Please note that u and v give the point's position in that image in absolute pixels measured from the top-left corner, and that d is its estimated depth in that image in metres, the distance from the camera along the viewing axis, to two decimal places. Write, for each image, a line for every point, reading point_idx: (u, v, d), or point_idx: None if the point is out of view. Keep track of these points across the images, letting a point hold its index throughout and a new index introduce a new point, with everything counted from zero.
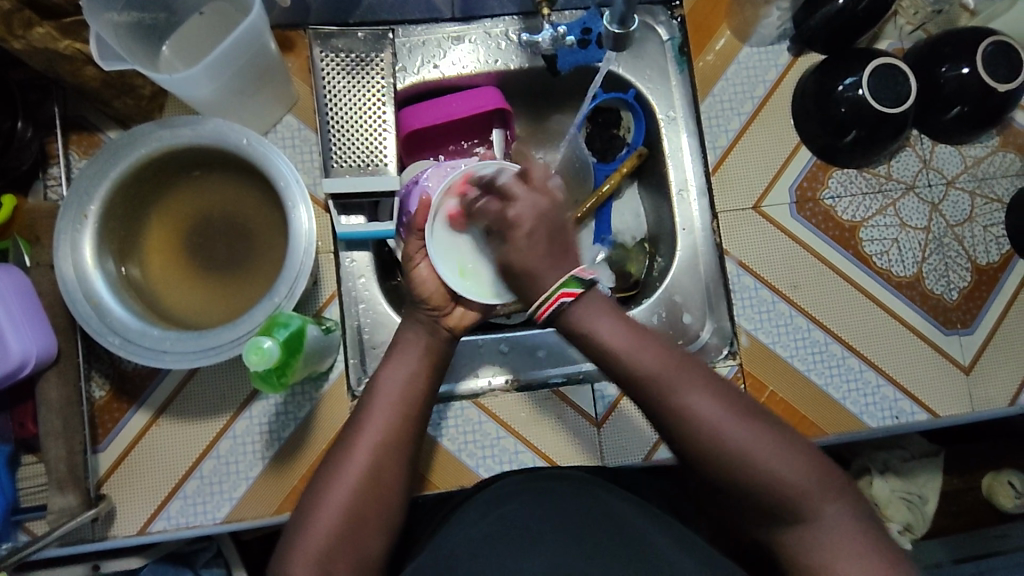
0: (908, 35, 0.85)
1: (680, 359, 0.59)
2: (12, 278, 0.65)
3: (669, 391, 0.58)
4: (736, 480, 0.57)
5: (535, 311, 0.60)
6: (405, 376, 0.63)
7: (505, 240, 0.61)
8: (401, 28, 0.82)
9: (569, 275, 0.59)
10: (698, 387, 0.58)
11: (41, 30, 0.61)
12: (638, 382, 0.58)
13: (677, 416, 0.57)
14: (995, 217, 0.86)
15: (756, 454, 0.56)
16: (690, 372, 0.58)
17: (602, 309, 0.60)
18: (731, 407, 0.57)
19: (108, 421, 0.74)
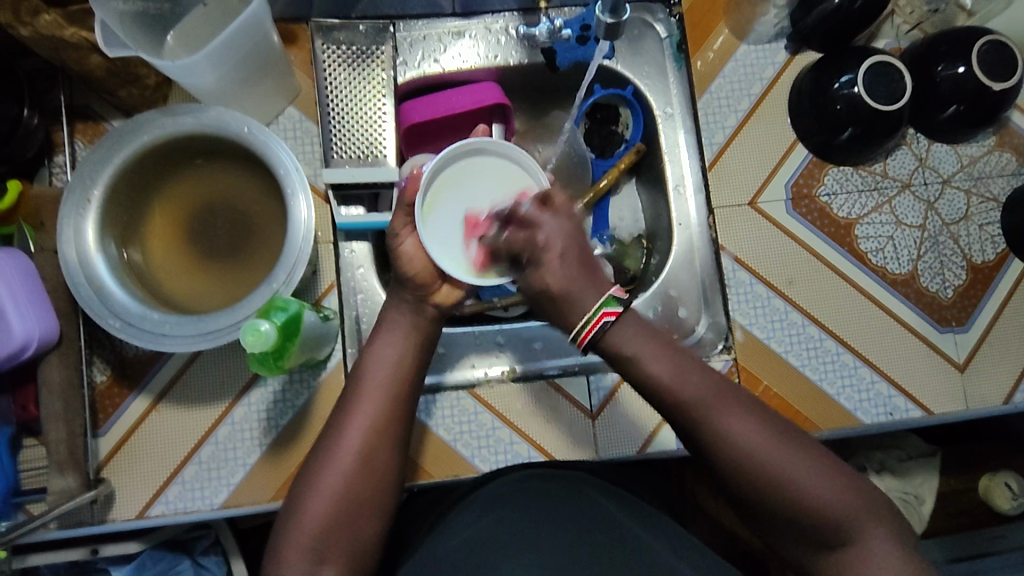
0: (905, 34, 0.86)
1: (719, 384, 0.57)
2: (17, 262, 0.66)
3: (708, 415, 0.55)
4: (778, 510, 0.54)
5: (575, 337, 0.56)
6: (400, 362, 0.63)
7: (531, 262, 0.58)
8: (402, 23, 0.84)
9: (607, 294, 0.56)
10: (737, 412, 0.55)
11: (48, 17, 0.63)
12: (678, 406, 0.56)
13: (719, 445, 0.55)
14: (991, 216, 0.86)
15: (801, 481, 0.53)
16: (732, 397, 0.56)
17: (640, 333, 0.57)
18: (776, 435, 0.55)
19: (109, 406, 0.75)
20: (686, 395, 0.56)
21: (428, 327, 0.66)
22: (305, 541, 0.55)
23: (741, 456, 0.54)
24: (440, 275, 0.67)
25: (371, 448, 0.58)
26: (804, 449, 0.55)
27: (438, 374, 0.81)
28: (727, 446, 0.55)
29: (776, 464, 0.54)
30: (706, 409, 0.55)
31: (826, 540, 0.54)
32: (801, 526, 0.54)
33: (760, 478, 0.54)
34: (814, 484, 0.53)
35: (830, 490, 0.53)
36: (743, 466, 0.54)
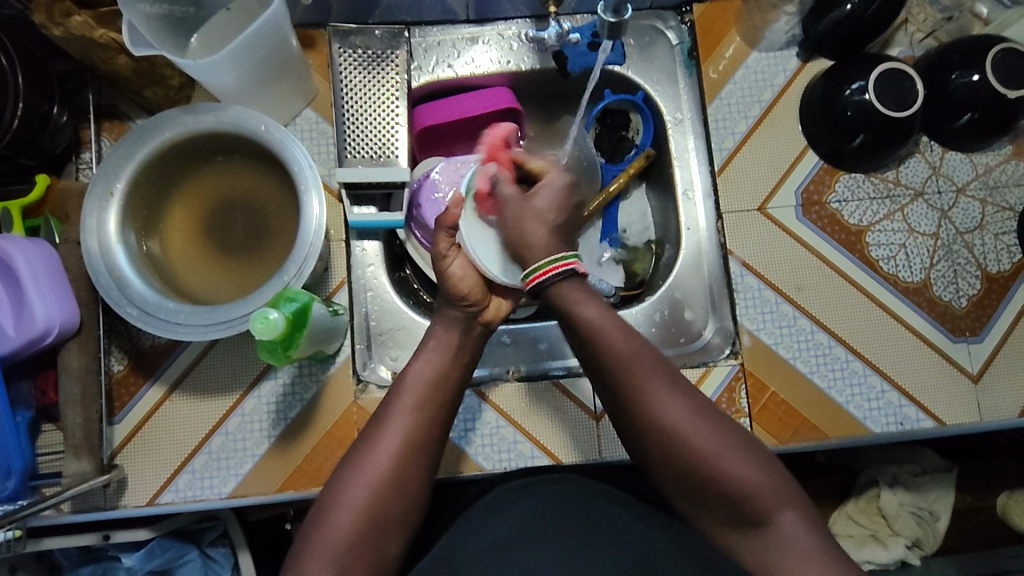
0: (919, 43, 0.86)
1: (650, 356, 0.59)
2: (41, 251, 0.69)
3: (636, 387, 0.58)
4: (690, 481, 0.58)
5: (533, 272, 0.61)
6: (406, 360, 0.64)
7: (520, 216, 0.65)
8: (418, 29, 0.86)
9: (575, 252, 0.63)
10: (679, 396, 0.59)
11: (79, 19, 0.66)
12: (606, 372, 0.59)
13: (642, 415, 0.58)
14: (1007, 225, 0.85)
15: (713, 454, 0.57)
16: (662, 373, 0.59)
17: (584, 296, 0.61)
18: (697, 410, 0.58)
19: (125, 394, 0.77)
20: (616, 360, 0.59)
21: (448, 331, 0.67)
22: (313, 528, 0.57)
23: (659, 427, 0.58)
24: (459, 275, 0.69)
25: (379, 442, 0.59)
26: (723, 427, 0.58)
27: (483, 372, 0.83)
28: (648, 415, 0.58)
29: (693, 436, 0.57)
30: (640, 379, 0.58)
31: (736, 514, 0.57)
32: (710, 498, 0.57)
33: (675, 450, 0.57)
34: (726, 459, 0.56)
35: (740, 466, 0.56)
36: (663, 436, 0.58)
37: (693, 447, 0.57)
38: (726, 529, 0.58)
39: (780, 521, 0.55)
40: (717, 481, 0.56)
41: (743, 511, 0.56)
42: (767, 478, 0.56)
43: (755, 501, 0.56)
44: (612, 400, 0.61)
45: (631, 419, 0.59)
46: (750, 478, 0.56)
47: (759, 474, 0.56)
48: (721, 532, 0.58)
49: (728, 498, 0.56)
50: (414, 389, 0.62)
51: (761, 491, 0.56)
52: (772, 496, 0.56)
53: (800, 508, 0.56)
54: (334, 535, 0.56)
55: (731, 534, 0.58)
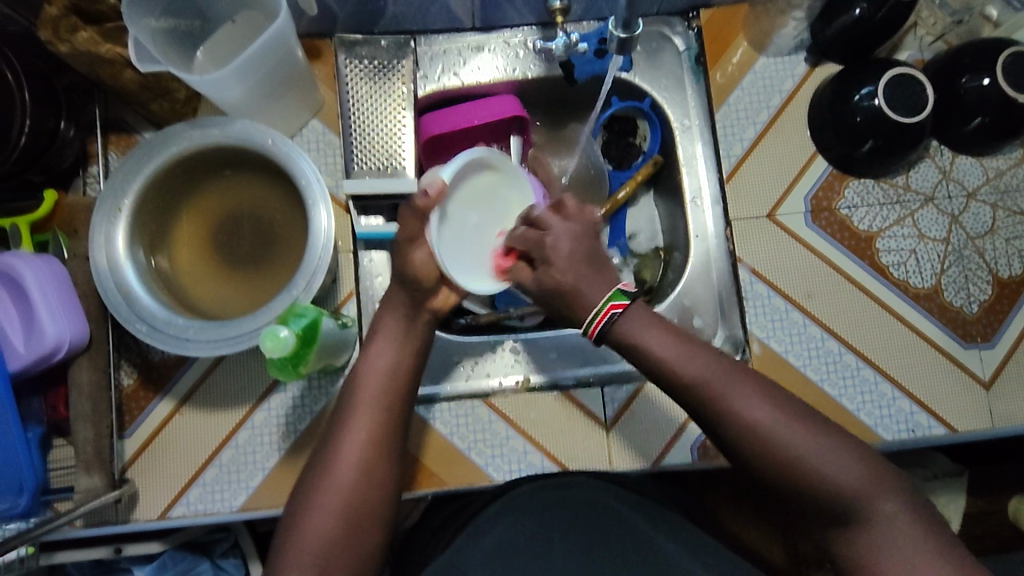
0: (928, 46, 0.86)
1: (729, 364, 0.58)
2: (51, 268, 0.68)
3: (719, 403, 0.56)
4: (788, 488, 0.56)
5: (586, 329, 0.58)
6: (388, 361, 0.63)
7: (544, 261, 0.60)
8: (423, 38, 0.86)
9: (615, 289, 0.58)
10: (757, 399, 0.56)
11: (85, 35, 0.66)
12: (688, 391, 0.57)
13: (732, 432, 0.56)
14: (1018, 229, 0.84)
15: (806, 457, 0.54)
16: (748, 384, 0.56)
17: (652, 320, 0.59)
18: (785, 412, 0.55)
19: (135, 408, 0.77)
20: (696, 380, 0.57)
21: None
22: (292, 529, 0.57)
23: (750, 443, 0.55)
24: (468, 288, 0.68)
25: (359, 445, 0.60)
26: (813, 423, 0.55)
27: (434, 385, 0.81)
28: (737, 432, 0.56)
29: (787, 443, 0.54)
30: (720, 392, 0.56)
31: (838, 517, 0.54)
32: (811, 502, 0.55)
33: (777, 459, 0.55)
34: (821, 457, 0.54)
35: (837, 463, 0.54)
36: (756, 450, 0.55)
37: (789, 457, 0.54)
38: (829, 530, 0.56)
39: (886, 516, 0.53)
40: (817, 485, 0.54)
41: (844, 513, 0.54)
42: (863, 473, 0.54)
43: (854, 500, 0.53)
44: (699, 420, 0.58)
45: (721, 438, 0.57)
46: (847, 475, 0.54)
47: (856, 470, 0.54)
48: (824, 533, 0.56)
49: (828, 500, 0.54)
50: (388, 391, 0.63)
51: (860, 488, 0.53)
52: (873, 491, 0.53)
53: (901, 502, 0.54)
54: (316, 535, 0.56)
55: (835, 538, 0.56)
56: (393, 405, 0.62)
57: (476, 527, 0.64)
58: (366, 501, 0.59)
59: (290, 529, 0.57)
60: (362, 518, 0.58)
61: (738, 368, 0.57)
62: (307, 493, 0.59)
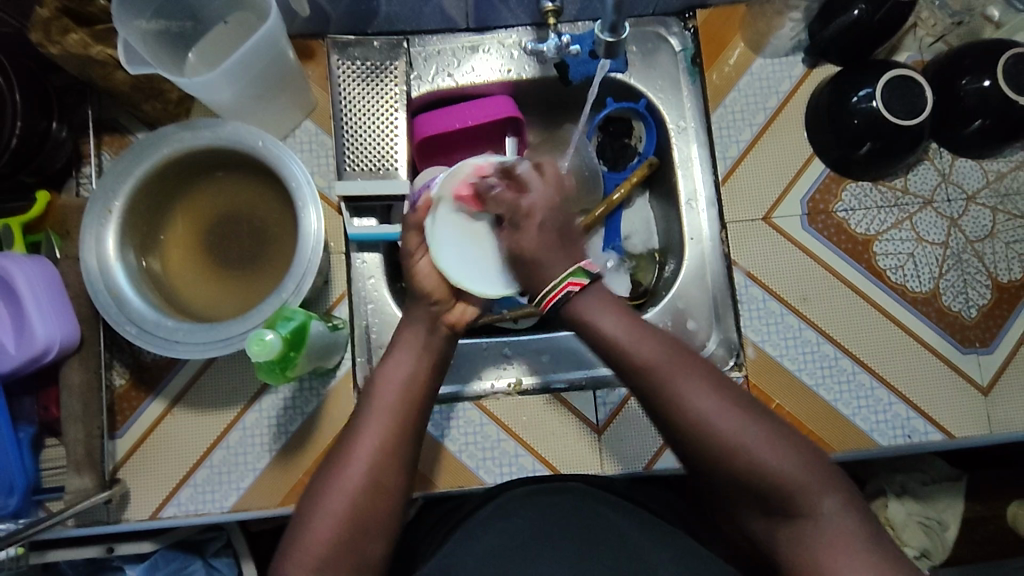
0: (928, 47, 0.84)
1: (675, 351, 0.58)
2: (41, 269, 0.68)
3: (661, 382, 0.57)
4: (724, 472, 0.56)
5: (541, 299, 0.61)
6: (403, 372, 0.63)
7: (515, 227, 0.64)
8: (417, 38, 0.85)
9: (576, 266, 0.61)
10: (693, 381, 0.57)
11: (75, 37, 0.66)
12: (633, 369, 0.58)
13: (674, 413, 0.57)
14: (1018, 234, 0.83)
15: (744, 444, 0.55)
16: (687, 365, 0.58)
17: (604, 303, 0.60)
18: (728, 402, 0.56)
19: (127, 408, 0.77)
20: (640, 362, 0.58)
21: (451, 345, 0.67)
22: (296, 540, 0.57)
23: (691, 423, 0.56)
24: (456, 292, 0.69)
25: (367, 456, 0.59)
26: (754, 414, 0.57)
27: (454, 384, 0.82)
28: (680, 411, 0.56)
29: (726, 428, 0.55)
30: (657, 376, 0.57)
31: (771, 503, 0.55)
32: (747, 487, 0.56)
33: (708, 443, 0.56)
34: (759, 444, 0.55)
35: (773, 451, 0.55)
36: (698, 432, 0.56)
37: (723, 441, 0.55)
38: (767, 520, 0.57)
39: (820, 506, 0.54)
40: (752, 469, 0.55)
41: (778, 500, 0.55)
42: (800, 463, 0.55)
43: (788, 487, 0.54)
44: (645, 402, 0.59)
45: (665, 419, 0.57)
46: (784, 463, 0.55)
47: (793, 457, 0.55)
48: (760, 523, 0.57)
49: (762, 485, 0.55)
50: (396, 401, 0.61)
51: (795, 476, 0.54)
52: (808, 479, 0.55)
53: (836, 491, 0.55)
54: (321, 545, 0.56)
55: (769, 526, 0.56)
56: (401, 416, 0.61)
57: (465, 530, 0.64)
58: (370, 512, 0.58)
59: (294, 540, 0.57)
60: (366, 528, 0.57)
61: (683, 355, 0.58)
62: (313, 504, 0.58)
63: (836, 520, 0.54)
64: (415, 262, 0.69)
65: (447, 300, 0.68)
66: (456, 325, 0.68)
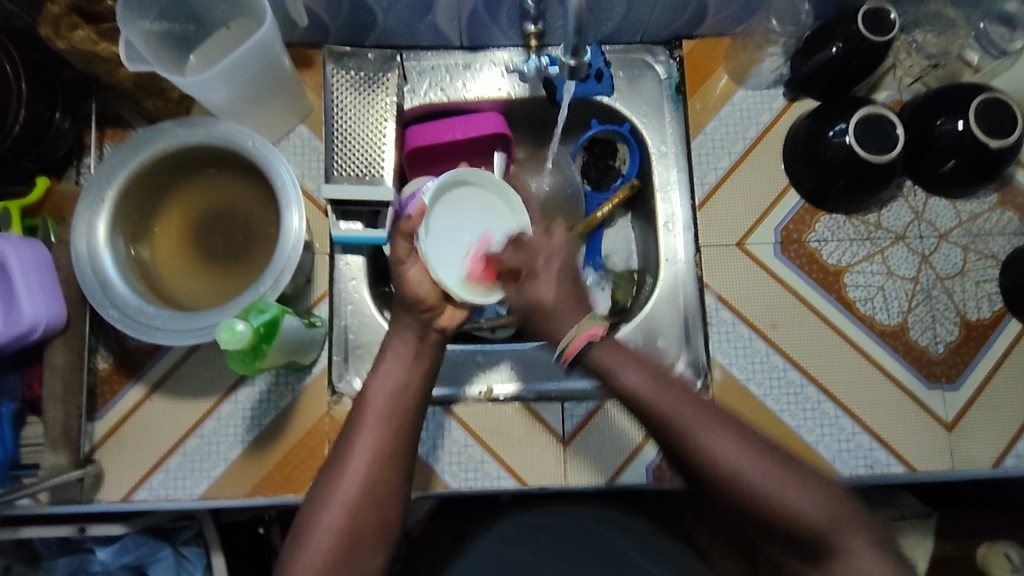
0: (907, 88, 0.86)
1: (702, 404, 0.59)
2: (35, 252, 0.71)
3: (686, 436, 0.58)
4: (757, 521, 0.58)
5: (563, 348, 0.61)
6: (395, 383, 0.65)
7: (533, 275, 0.65)
8: (412, 54, 0.89)
9: (591, 315, 0.62)
10: (717, 431, 0.58)
11: (81, 33, 0.69)
12: (656, 421, 0.59)
13: (704, 468, 0.58)
14: (988, 273, 0.85)
15: (773, 493, 0.56)
16: (711, 414, 0.59)
17: (626, 356, 0.61)
18: (756, 449, 0.58)
19: (108, 391, 0.80)
20: (666, 417, 0.59)
21: (416, 345, 0.68)
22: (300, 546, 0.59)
23: (722, 478, 0.57)
24: (445, 297, 0.71)
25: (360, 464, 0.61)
26: (779, 460, 0.58)
27: None
28: (705, 464, 0.58)
29: (751, 478, 0.57)
30: (686, 432, 0.58)
31: (801, 546, 0.57)
32: (775, 531, 0.58)
33: (739, 493, 0.57)
34: (792, 495, 0.56)
35: (801, 497, 0.56)
36: (726, 484, 0.57)
37: (758, 493, 0.56)
38: (806, 565, 0.59)
39: (851, 548, 0.56)
40: (782, 516, 0.56)
41: (808, 541, 0.56)
42: (830, 504, 0.56)
43: (820, 531, 0.56)
44: (672, 453, 0.60)
45: (690, 470, 0.59)
46: (817, 510, 0.56)
47: (824, 504, 0.56)
48: (796, 566, 0.59)
49: (796, 534, 0.57)
50: (391, 407, 0.64)
51: (827, 522, 0.56)
52: (840, 524, 0.56)
53: (865, 532, 0.56)
54: (322, 545, 0.58)
55: (805, 567, 0.59)
56: (391, 425, 0.63)
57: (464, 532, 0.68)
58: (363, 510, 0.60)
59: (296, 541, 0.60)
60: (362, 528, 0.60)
61: (710, 410, 0.59)
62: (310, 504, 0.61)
63: (870, 561, 0.56)
64: (405, 270, 0.71)
65: (438, 305, 0.71)
66: (444, 328, 0.70)
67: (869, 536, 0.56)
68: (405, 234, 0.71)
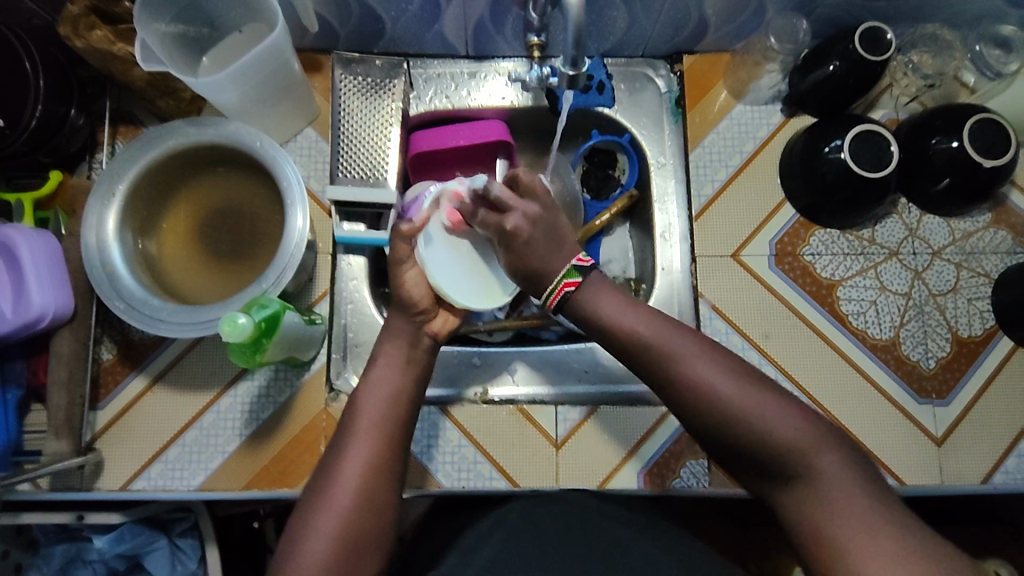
0: (903, 107, 0.88)
1: (673, 327, 0.61)
2: (45, 243, 0.74)
3: (666, 358, 0.59)
4: (728, 441, 0.57)
5: (546, 299, 0.64)
6: (389, 382, 0.67)
7: (508, 243, 0.64)
8: (419, 61, 0.91)
9: (568, 267, 0.63)
10: (684, 348, 0.59)
11: (99, 33, 0.72)
12: (628, 345, 0.61)
13: (672, 381, 0.59)
14: (981, 291, 0.86)
15: (750, 413, 0.56)
16: (680, 335, 0.60)
17: (605, 290, 0.63)
18: (724, 369, 0.58)
19: (111, 382, 0.81)
20: (635, 338, 0.60)
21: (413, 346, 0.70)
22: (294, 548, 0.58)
23: (691, 396, 0.58)
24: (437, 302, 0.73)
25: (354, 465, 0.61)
26: (750, 377, 0.58)
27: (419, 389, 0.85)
28: (678, 381, 0.58)
29: (729, 396, 0.56)
30: (654, 348, 0.59)
31: (777, 472, 0.55)
32: (748, 455, 0.56)
33: (708, 408, 0.57)
34: (760, 410, 0.56)
35: (778, 415, 0.56)
36: (704, 404, 0.57)
37: (726, 405, 0.56)
38: (777, 488, 0.56)
39: (823, 466, 0.54)
40: (758, 436, 0.55)
41: (785, 465, 0.55)
42: (801, 425, 0.55)
43: (797, 451, 0.54)
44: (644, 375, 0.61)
45: (664, 390, 0.59)
46: (786, 426, 0.55)
47: (795, 421, 0.55)
48: (767, 490, 0.57)
49: (764, 450, 0.55)
50: (384, 412, 0.65)
51: (803, 440, 0.55)
52: (810, 441, 0.55)
53: (838, 450, 0.55)
54: (321, 543, 0.58)
55: (776, 494, 0.56)
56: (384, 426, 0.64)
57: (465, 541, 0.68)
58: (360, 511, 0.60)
59: (292, 544, 0.59)
60: (360, 530, 0.59)
61: (680, 329, 0.60)
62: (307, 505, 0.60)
63: (841, 479, 0.53)
64: (404, 270, 0.71)
65: (430, 309, 0.73)
66: (438, 334, 0.73)
67: (841, 454, 0.54)
68: (404, 236, 0.72)
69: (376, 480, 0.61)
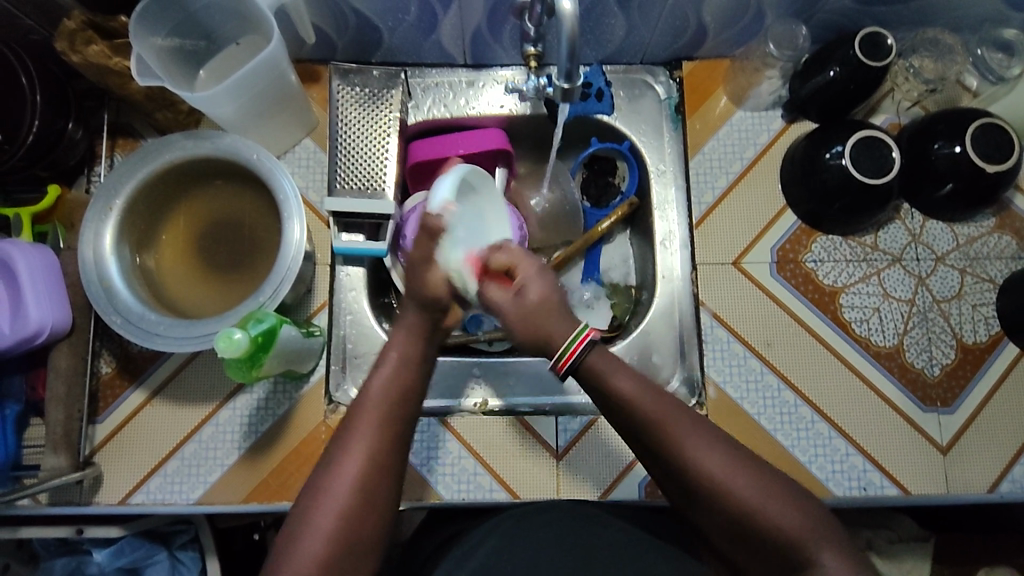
0: (905, 110, 0.87)
1: (687, 411, 0.57)
2: (42, 258, 0.74)
3: (667, 440, 0.56)
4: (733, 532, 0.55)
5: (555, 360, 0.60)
6: None
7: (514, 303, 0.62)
8: (417, 71, 0.91)
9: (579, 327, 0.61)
10: (695, 434, 0.56)
11: (96, 48, 0.72)
12: (639, 427, 0.57)
13: (680, 469, 0.56)
14: (985, 297, 0.85)
15: (756, 504, 0.54)
16: (693, 420, 0.57)
17: (619, 359, 0.59)
18: (736, 461, 0.55)
19: (109, 395, 0.81)
20: (648, 421, 0.57)
21: None
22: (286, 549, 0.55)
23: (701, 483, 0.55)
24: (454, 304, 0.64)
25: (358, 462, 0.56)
26: (758, 468, 0.56)
27: None
28: (688, 471, 0.56)
29: (736, 492, 0.54)
30: (663, 434, 0.56)
31: (782, 563, 0.54)
32: (755, 545, 0.55)
33: (716, 499, 0.55)
34: (769, 505, 0.54)
35: (785, 513, 0.54)
36: (711, 497, 0.55)
37: (735, 498, 0.54)
38: None
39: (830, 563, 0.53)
40: (761, 529, 0.54)
41: (788, 558, 0.54)
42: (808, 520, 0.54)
43: (801, 546, 0.53)
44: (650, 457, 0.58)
45: (671, 475, 0.57)
46: (793, 521, 0.54)
47: (802, 516, 0.54)
48: None
49: (772, 544, 0.54)
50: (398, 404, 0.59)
51: (810, 538, 0.53)
52: (818, 536, 0.53)
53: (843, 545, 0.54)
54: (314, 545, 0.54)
55: None
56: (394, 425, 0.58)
57: (463, 551, 0.67)
58: (353, 532, 0.55)
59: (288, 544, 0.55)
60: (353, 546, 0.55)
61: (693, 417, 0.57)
62: (293, 527, 0.56)
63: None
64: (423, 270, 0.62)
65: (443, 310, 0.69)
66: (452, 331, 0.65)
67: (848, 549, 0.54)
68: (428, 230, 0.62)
69: (369, 493, 0.56)
